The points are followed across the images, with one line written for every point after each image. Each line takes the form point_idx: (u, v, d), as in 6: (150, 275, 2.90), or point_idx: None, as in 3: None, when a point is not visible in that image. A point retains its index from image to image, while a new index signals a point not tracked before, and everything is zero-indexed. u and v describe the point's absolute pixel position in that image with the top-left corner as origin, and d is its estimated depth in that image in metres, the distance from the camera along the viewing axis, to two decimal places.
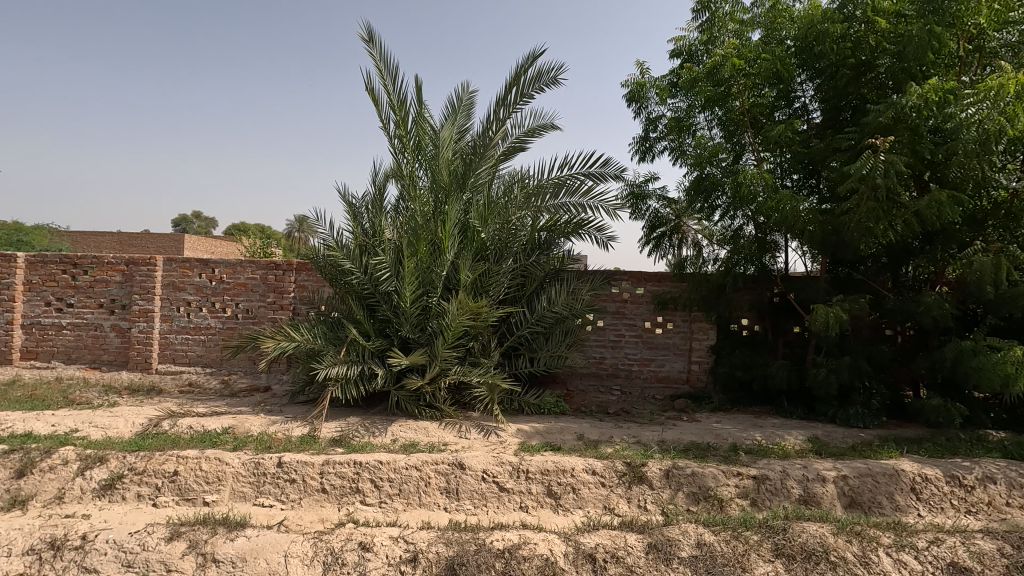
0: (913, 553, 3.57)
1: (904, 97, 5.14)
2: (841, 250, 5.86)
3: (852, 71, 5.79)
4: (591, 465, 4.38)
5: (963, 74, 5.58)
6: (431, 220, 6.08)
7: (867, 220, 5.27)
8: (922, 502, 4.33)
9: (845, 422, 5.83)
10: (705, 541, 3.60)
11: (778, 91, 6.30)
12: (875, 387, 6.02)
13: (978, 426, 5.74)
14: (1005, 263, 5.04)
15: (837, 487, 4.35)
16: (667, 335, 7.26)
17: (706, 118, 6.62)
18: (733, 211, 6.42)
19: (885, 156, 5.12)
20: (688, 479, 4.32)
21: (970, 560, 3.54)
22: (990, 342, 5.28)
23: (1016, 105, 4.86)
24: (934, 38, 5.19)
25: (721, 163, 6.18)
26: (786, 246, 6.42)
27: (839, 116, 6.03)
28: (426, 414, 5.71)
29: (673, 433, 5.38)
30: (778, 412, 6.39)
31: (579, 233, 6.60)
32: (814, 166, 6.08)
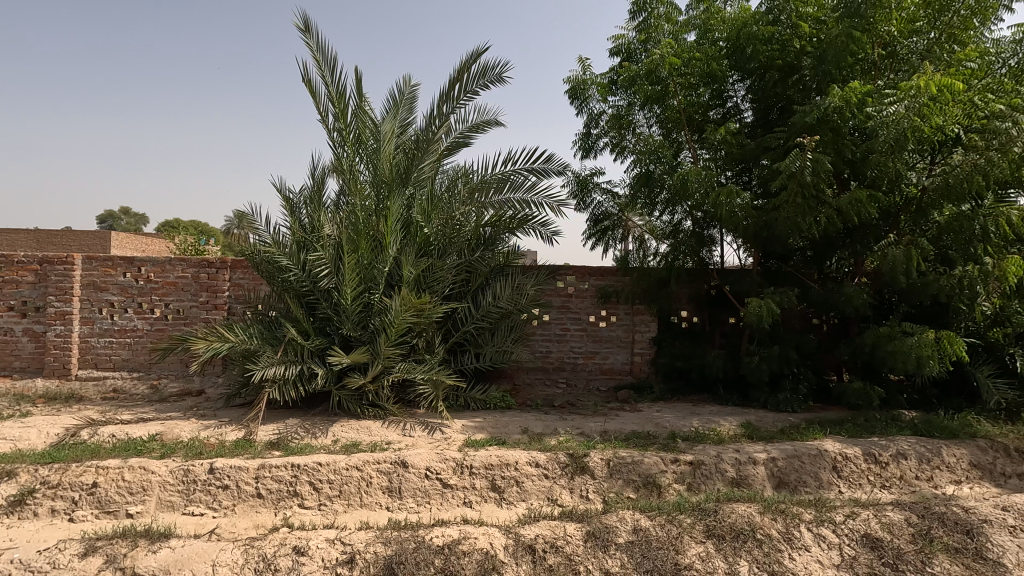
0: (831, 527, 3.75)
1: (827, 98, 5.41)
2: (772, 243, 6.14)
3: (779, 73, 6.07)
4: (534, 458, 4.42)
5: (878, 79, 5.98)
6: (373, 216, 5.88)
7: (795, 215, 5.55)
8: (842, 479, 4.62)
9: (775, 407, 6.16)
10: (641, 526, 3.70)
11: (712, 91, 6.52)
12: (802, 373, 6.37)
13: (892, 406, 6.16)
14: (916, 256, 5.41)
15: (767, 468, 4.57)
16: (611, 328, 7.40)
17: (645, 115, 6.79)
18: (673, 207, 6.62)
19: (812, 155, 5.37)
20: (628, 467, 4.44)
21: (881, 531, 3.73)
22: (903, 329, 5.66)
23: (934, 103, 5.09)
24: (853, 43, 5.50)
25: (663, 161, 6.40)
26: (723, 240, 6.70)
27: (769, 116, 6.34)
28: (369, 413, 5.62)
29: (615, 423, 5.51)
30: (714, 400, 6.69)
31: (524, 228, 6.58)
32: (746, 164, 6.34)
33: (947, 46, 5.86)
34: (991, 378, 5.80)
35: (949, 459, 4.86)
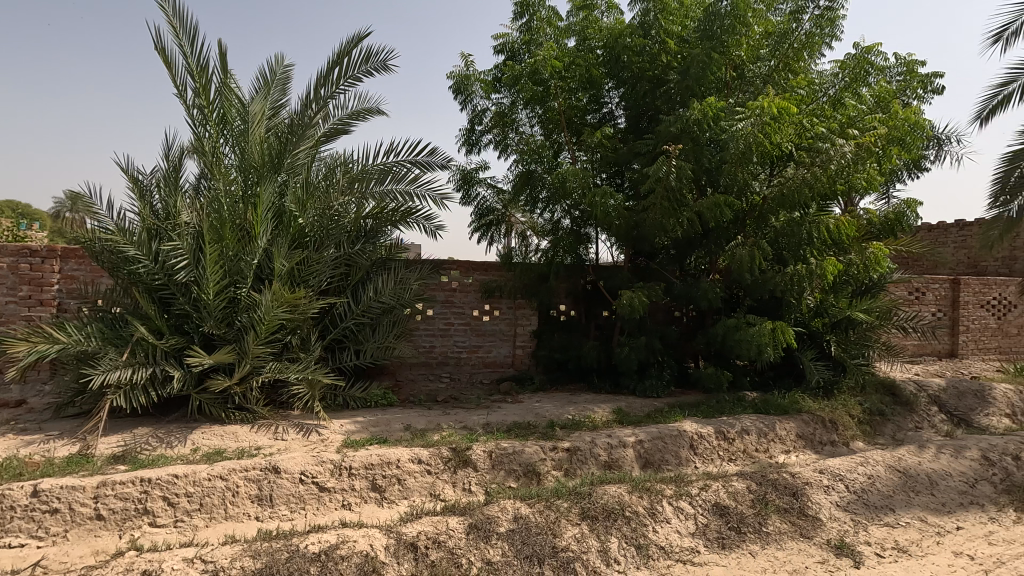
0: (688, 499, 4.07)
1: (689, 111, 5.96)
2: (641, 242, 6.62)
3: (648, 84, 6.55)
4: (416, 455, 4.37)
5: (730, 96, 6.67)
6: (239, 204, 5.46)
7: (661, 217, 6.04)
8: (697, 455, 5.14)
9: (643, 393, 6.69)
10: (521, 514, 3.81)
11: (590, 95, 6.85)
12: (665, 361, 6.98)
13: (738, 388, 6.96)
14: (758, 256, 6.14)
15: (635, 450, 4.94)
16: (494, 321, 7.49)
17: (527, 115, 6.99)
18: (553, 205, 6.89)
19: (676, 162, 5.88)
20: (510, 457, 4.55)
21: (729, 500, 4.10)
22: (748, 319, 6.41)
23: (774, 122, 5.81)
24: (710, 63, 6.09)
25: (544, 162, 6.68)
26: (598, 238, 7.10)
27: (639, 124, 6.82)
28: (235, 417, 5.18)
29: (497, 415, 5.62)
30: (590, 388, 7.10)
31: (407, 221, 6.44)
32: (619, 167, 6.76)
33: (784, 73, 6.70)
34: (813, 360, 6.79)
35: (781, 432, 5.61)
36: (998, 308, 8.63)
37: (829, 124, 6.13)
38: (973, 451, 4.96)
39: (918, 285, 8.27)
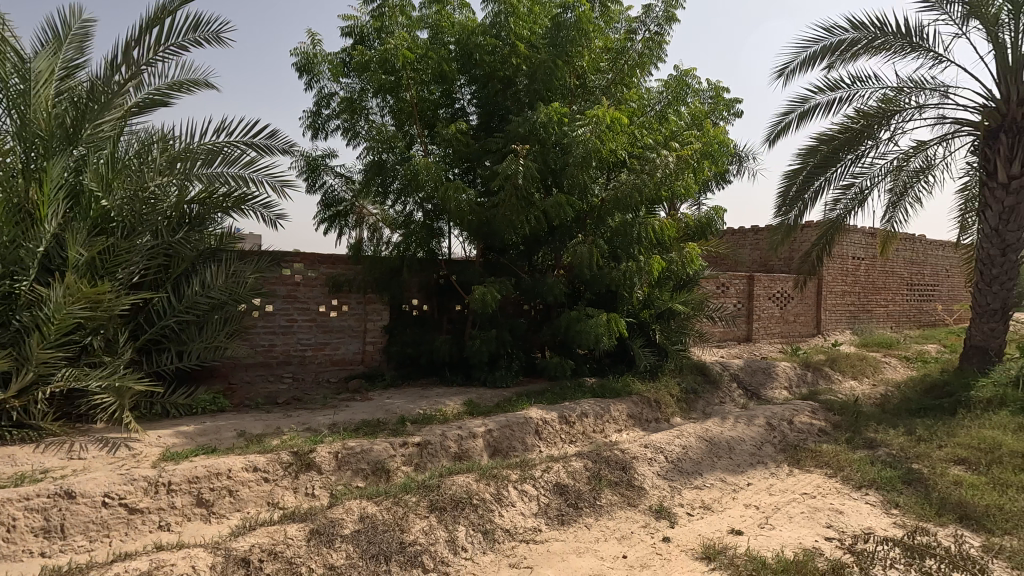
0: (532, 482, 4.29)
1: (536, 115, 6.30)
2: (491, 238, 6.80)
3: (499, 84, 6.74)
4: (251, 462, 4.03)
5: (574, 104, 7.10)
6: (18, 178, 4.49)
7: (510, 214, 6.25)
8: (542, 440, 5.44)
9: (493, 384, 6.90)
10: (367, 513, 3.70)
11: (442, 90, 6.84)
12: (514, 352, 7.26)
13: (579, 375, 7.51)
14: (596, 253, 6.67)
15: (484, 439, 5.07)
16: (342, 317, 7.12)
17: (378, 103, 6.80)
18: (404, 198, 6.78)
19: (523, 162, 6.14)
20: (357, 457, 4.40)
21: (568, 479, 4.41)
22: (587, 311, 6.93)
23: (609, 132, 6.38)
24: (554, 70, 6.45)
25: (396, 150, 6.57)
26: (450, 233, 7.12)
27: (491, 122, 6.97)
28: (13, 437, 4.28)
29: (345, 414, 5.40)
30: (442, 382, 7.14)
31: (241, 209, 5.85)
32: (471, 163, 6.85)
33: (620, 86, 7.25)
34: (642, 348, 7.57)
35: (614, 413, 6.18)
36: (781, 299, 10.40)
37: (655, 136, 6.89)
38: (760, 419, 5.94)
39: (724, 280, 9.65)
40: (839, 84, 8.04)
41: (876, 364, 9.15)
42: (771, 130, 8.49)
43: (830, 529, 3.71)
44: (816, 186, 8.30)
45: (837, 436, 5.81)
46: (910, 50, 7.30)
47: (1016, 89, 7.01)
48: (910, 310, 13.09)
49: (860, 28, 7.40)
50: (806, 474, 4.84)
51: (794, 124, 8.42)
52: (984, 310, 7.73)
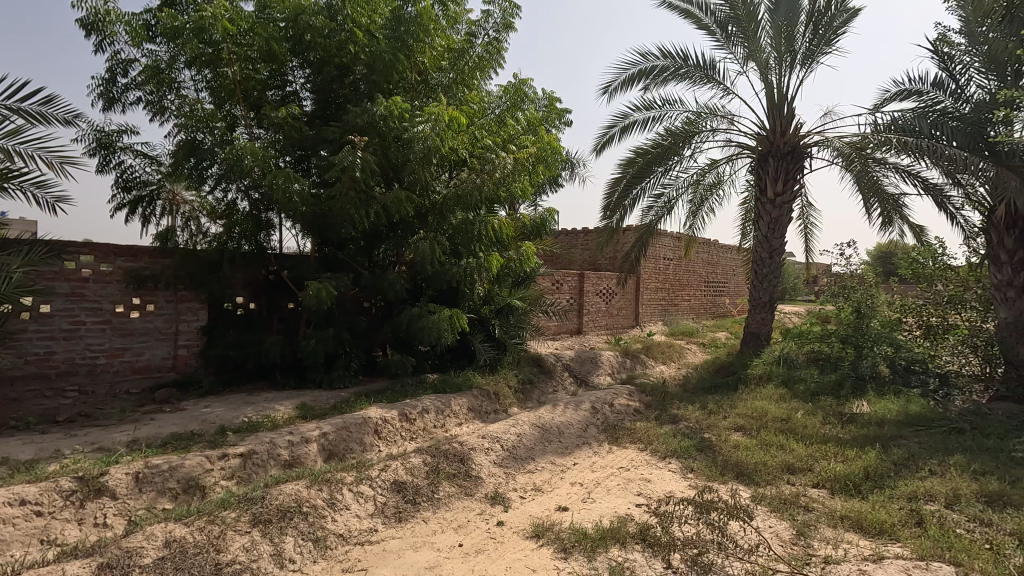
0: (368, 482, 4.18)
1: (375, 106, 6.09)
2: (327, 231, 6.44)
3: (336, 71, 6.37)
4: (16, 495, 3.31)
5: (416, 99, 7.01)
6: None
7: (347, 207, 5.95)
8: (382, 439, 5.31)
9: (329, 385, 6.57)
10: (175, 537, 3.28)
11: (270, 70, 6.24)
12: (353, 351, 6.96)
13: (422, 371, 7.48)
14: (437, 250, 6.64)
15: (318, 444, 4.79)
16: (146, 318, 6.17)
17: (193, 77, 6.07)
18: (225, 183, 6.14)
19: (361, 154, 5.90)
20: (164, 475, 3.87)
21: (406, 475, 4.38)
22: (429, 308, 6.91)
23: (449, 130, 6.38)
24: (394, 62, 6.28)
25: (214, 131, 5.88)
26: (281, 225, 6.59)
27: (327, 110, 6.60)
28: None
29: (149, 429, 4.71)
30: (271, 386, 6.59)
31: (3, 187, 4.80)
32: (305, 151, 6.40)
33: (461, 86, 7.47)
34: (482, 342, 7.81)
35: (455, 407, 6.29)
36: (607, 295, 11.48)
37: (494, 138, 7.11)
38: (586, 404, 6.51)
39: (558, 277, 10.35)
40: (652, 105, 9.09)
41: (680, 350, 10.57)
42: (598, 141, 9.31)
43: (640, 496, 4.20)
44: (634, 194, 9.30)
45: (648, 414, 6.62)
46: (706, 82, 8.54)
47: (779, 122, 8.58)
48: (707, 304, 15.34)
49: (669, 58, 8.46)
50: (623, 450, 5.43)
51: (617, 137, 9.32)
52: (757, 302, 9.39)
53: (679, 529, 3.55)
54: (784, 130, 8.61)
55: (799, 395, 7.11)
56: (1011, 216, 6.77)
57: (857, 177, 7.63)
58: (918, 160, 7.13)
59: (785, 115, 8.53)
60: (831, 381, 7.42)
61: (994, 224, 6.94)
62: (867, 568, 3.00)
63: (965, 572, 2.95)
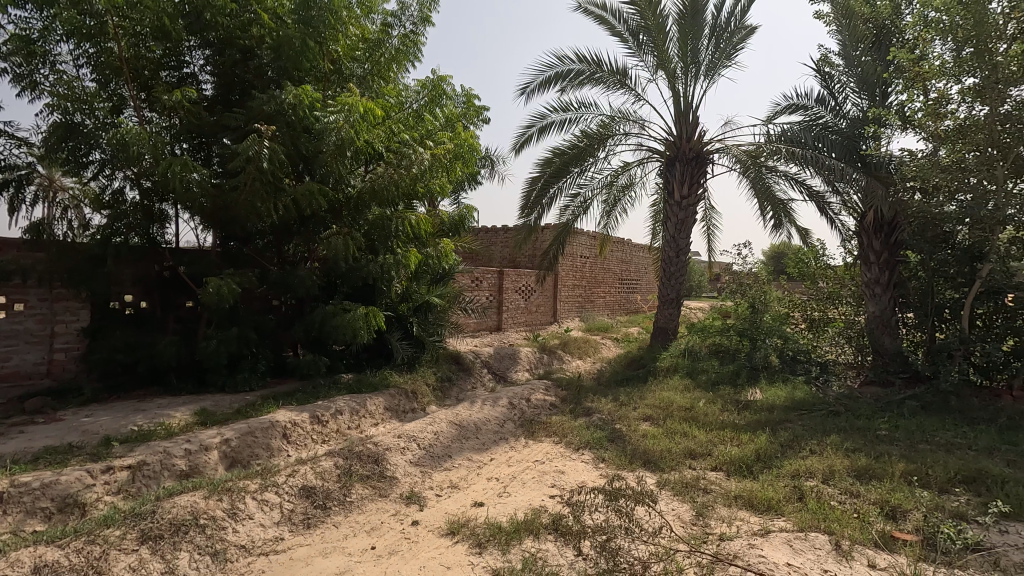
0: (274, 489, 3.98)
1: (283, 94, 5.78)
2: (230, 225, 6.03)
3: (239, 54, 5.95)
4: None
5: (328, 89, 6.74)
6: None
7: (252, 199, 5.60)
8: (291, 443, 5.06)
9: (233, 389, 6.18)
10: (47, 562, 2.95)
11: (166, 48, 5.70)
12: (261, 352, 6.57)
13: (335, 371, 7.21)
14: (352, 246, 6.42)
15: (219, 451, 4.47)
16: (13, 319, 5.56)
17: (71, 51, 5.46)
18: (111, 170, 5.57)
19: (268, 143, 5.57)
20: (34, 495, 3.45)
21: (316, 480, 4.22)
22: (344, 306, 6.68)
23: (364, 122, 6.19)
24: (305, 49, 5.99)
25: (96, 113, 5.32)
26: (178, 217, 6.10)
27: (230, 95, 6.18)
28: None
29: (17, 443, 4.19)
30: (166, 392, 6.09)
31: None
32: (205, 138, 5.96)
33: (377, 78, 7.32)
34: (399, 340, 7.66)
35: (370, 408, 6.13)
36: (526, 292, 11.64)
37: (412, 133, 6.96)
38: (503, 400, 6.58)
39: (477, 274, 10.37)
40: (569, 106, 9.32)
41: (595, 345, 10.96)
42: (517, 140, 9.42)
43: (554, 487, 4.32)
44: (552, 193, 9.51)
45: (563, 408, 6.80)
46: (619, 87, 8.88)
47: (685, 129, 9.11)
48: (621, 301, 16.00)
49: (585, 62, 8.71)
50: (538, 444, 5.55)
51: (534, 137, 9.48)
52: (665, 299, 9.92)
53: (590, 518, 3.68)
54: (689, 137, 9.15)
55: (702, 384, 7.62)
56: (878, 221, 7.63)
57: (752, 183, 8.26)
58: (803, 168, 7.84)
59: (691, 122, 9.07)
60: (729, 371, 8.01)
61: (865, 227, 7.75)
62: (756, 542, 3.27)
63: (836, 539, 3.29)
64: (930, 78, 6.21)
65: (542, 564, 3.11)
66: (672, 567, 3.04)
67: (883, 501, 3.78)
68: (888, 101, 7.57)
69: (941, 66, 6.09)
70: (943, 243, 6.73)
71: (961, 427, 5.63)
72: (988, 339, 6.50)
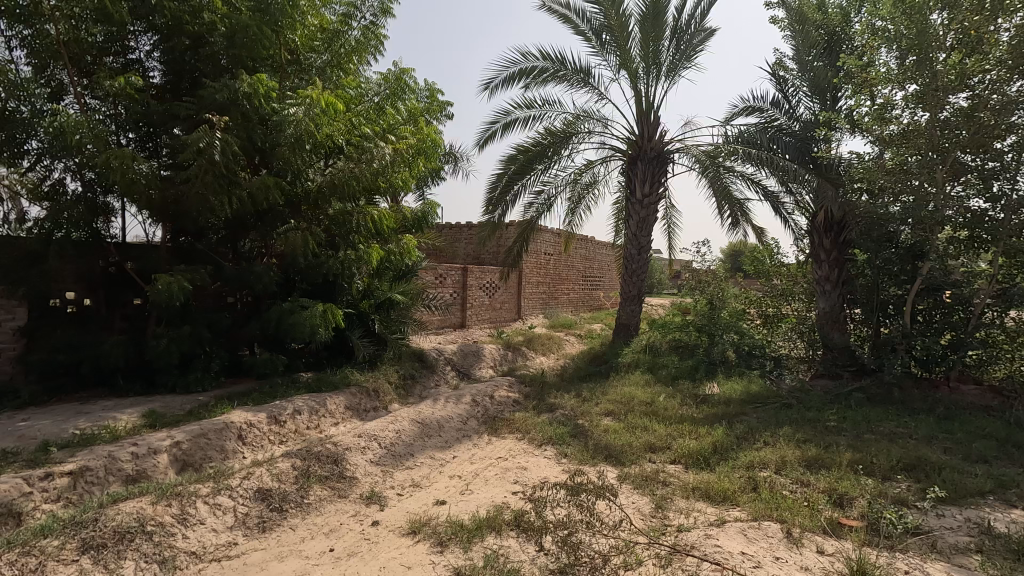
0: (228, 493, 3.85)
1: (237, 83, 5.57)
2: (181, 219, 5.79)
3: (188, 40, 5.71)
4: None
5: (286, 79, 6.55)
6: None
7: (204, 193, 5.38)
8: (246, 445, 4.91)
9: (185, 390, 5.95)
10: None
11: (109, 32, 5.41)
12: (214, 351, 6.34)
13: (294, 370, 7.03)
14: (311, 241, 6.26)
15: (169, 454, 4.29)
16: None
17: (4, 33, 5.13)
18: (50, 160, 5.28)
19: (221, 134, 5.37)
20: None
21: (272, 482, 4.11)
22: (302, 303, 6.50)
23: (323, 114, 6.03)
24: (260, 37, 5.79)
25: (32, 100, 5.02)
26: (124, 210, 5.82)
27: (181, 83, 5.92)
28: None
29: None
30: (112, 393, 5.81)
31: None
32: (153, 128, 5.71)
33: (337, 70, 7.13)
34: (360, 338, 7.53)
35: (330, 407, 6.00)
36: (490, 289, 11.61)
37: (373, 127, 6.80)
38: (466, 397, 6.56)
39: (441, 271, 10.29)
40: (532, 104, 9.34)
41: (559, 341, 11.04)
42: (481, 136, 9.37)
43: (516, 483, 4.33)
44: (515, 190, 9.51)
45: (526, 404, 6.82)
46: (583, 85, 8.95)
47: (647, 128, 9.26)
48: (584, 297, 16.16)
49: (548, 60, 8.74)
50: (501, 440, 5.55)
51: (498, 133, 9.45)
52: (627, 296, 10.08)
53: (552, 513, 3.71)
54: (651, 136, 9.30)
55: (662, 379, 7.79)
56: (828, 220, 7.98)
57: (711, 182, 8.46)
58: (759, 168, 8.08)
59: (652, 122, 9.22)
60: (688, 366, 8.20)
61: (816, 226, 8.11)
62: (712, 532, 3.36)
63: (788, 527, 3.41)
64: (876, 84, 6.49)
65: (503, 561, 3.11)
66: (631, 559, 3.09)
67: (831, 490, 3.94)
68: (838, 106, 7.87)
69: (886, 73, 6.37)
70: (887, 242, 7.05)
71: (903, 417, 5.93)
72: (928, 333, 6.86)
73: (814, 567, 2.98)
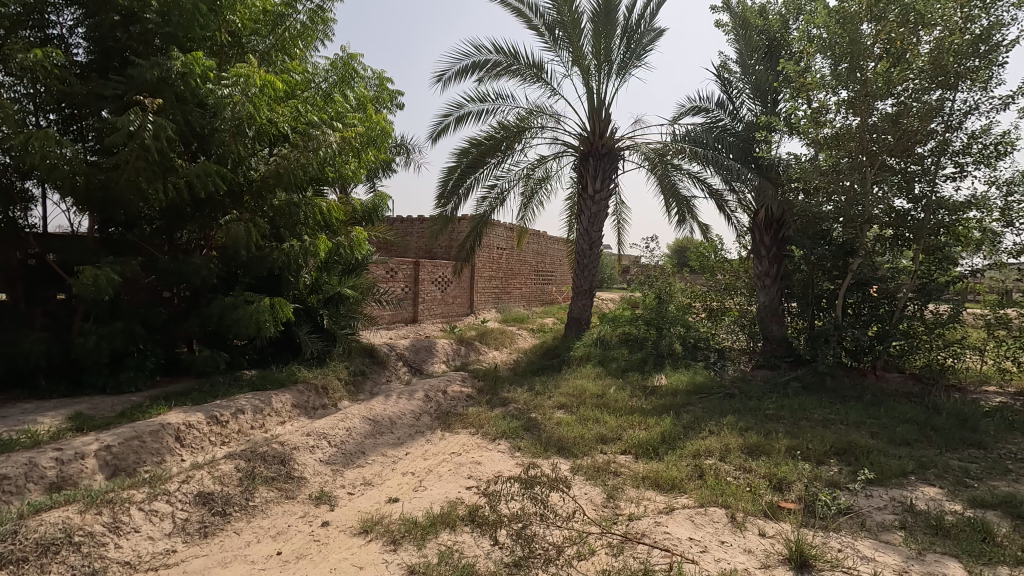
0: (165, 498, 3.66)
1: (169, 61, 5.21)
2: (110, 208, 5.40)
3: (117, 17, 5.32)
4: None
5: (224, 63, 6.23)
6: None
7: (136, 179, 5.05)
8: (185, 447, 4.67)
9: (116, 390, 5.59)
10: None
11: (25, 5, 4.99)
12: (149, 349, 5.99)
13: (236, 368, 6.74)
14: (254, 232, 5.98)
15: (98, 459, 4.02)
16: None
17: None
18: None
19: (153, 117, 5.04)
20: None
21: (212, 484, 3.93)
22: (246, 297, 6.21)
23: (263, 97, 5.74)
24: (197, 16, 5.47)
25: None
26: (45, 198, 5.40)
27: (109, 62, 5.53)
28: None
29: None
30: (32, 395, 5.39)
31: None
32: (78, 109, 5.31)
33: (281, 54, 6.89)
34: (307, 334, 7.29)
35: (275, 405, 5.78)
36: (442, 283, 11.50)
37: (320, 115, 6.57)
38: (419, 393, 6.47)
39: (392, 265, 10.09)
40: (486, 97, 9.28)
41: (511, 336, 11.08)
42: (433, 129, 9.25)
43: (469, 479, 4.31)
44: (467, 184, 9.43)
45: (479, 399, 6.81)
46: (535, 81, 8.96)
47: (597, 124, 9.39)
48: (536, 292, 16.24)
49: (501, 54, 8.70)
50: (455, 435, 5.52)
51: (451, 126, 9.36)
52: (578, 291, 10.22)
53: (506, 506, 3.72)
54: (601, 133, 9.45)
55: (613, 371, 7.97)
56: (769, 219, 8.32)
57: (659, 179, 8.67)
58: (705, 167, 8.34)
59: (603, 119, 9.36)
60: (637, 359, 8.44)
61: (757, 225, 8.41)
62: (661, 520, 3.46)
63: (732, 513, 3.55)
64: (812, 89, 6.82)
65: (458, 556, 3.09)
66: (584, 549, 3.13)
67: (772, 474, 4.13)
68: (778, 108, 8.20)
69: (821, 79, 6.70)
70: (821, 239, 7.47)
71: (835, 404, 6.29)
72: (857, 325, 7.30)
73: (757, 549, 3.12)
